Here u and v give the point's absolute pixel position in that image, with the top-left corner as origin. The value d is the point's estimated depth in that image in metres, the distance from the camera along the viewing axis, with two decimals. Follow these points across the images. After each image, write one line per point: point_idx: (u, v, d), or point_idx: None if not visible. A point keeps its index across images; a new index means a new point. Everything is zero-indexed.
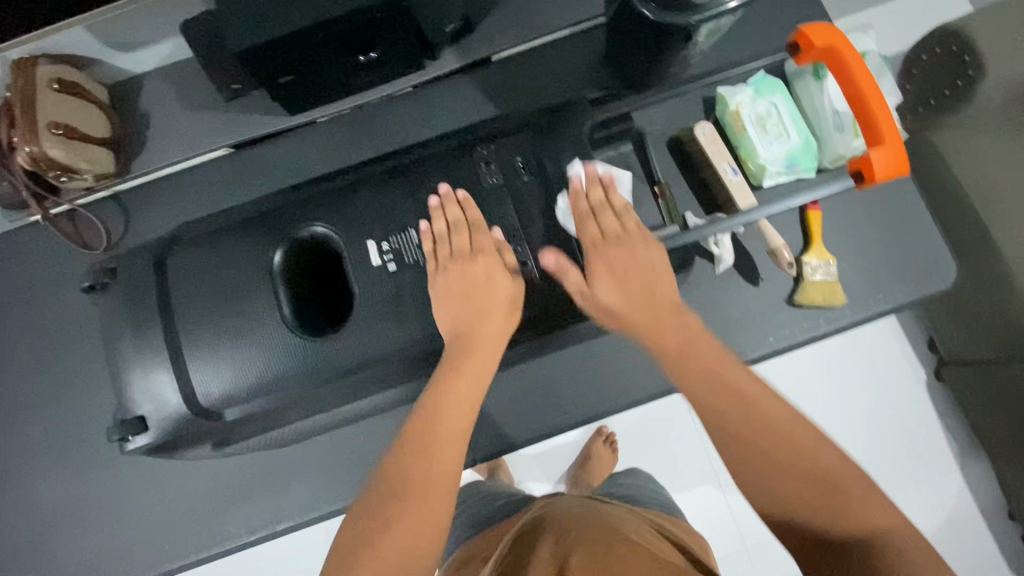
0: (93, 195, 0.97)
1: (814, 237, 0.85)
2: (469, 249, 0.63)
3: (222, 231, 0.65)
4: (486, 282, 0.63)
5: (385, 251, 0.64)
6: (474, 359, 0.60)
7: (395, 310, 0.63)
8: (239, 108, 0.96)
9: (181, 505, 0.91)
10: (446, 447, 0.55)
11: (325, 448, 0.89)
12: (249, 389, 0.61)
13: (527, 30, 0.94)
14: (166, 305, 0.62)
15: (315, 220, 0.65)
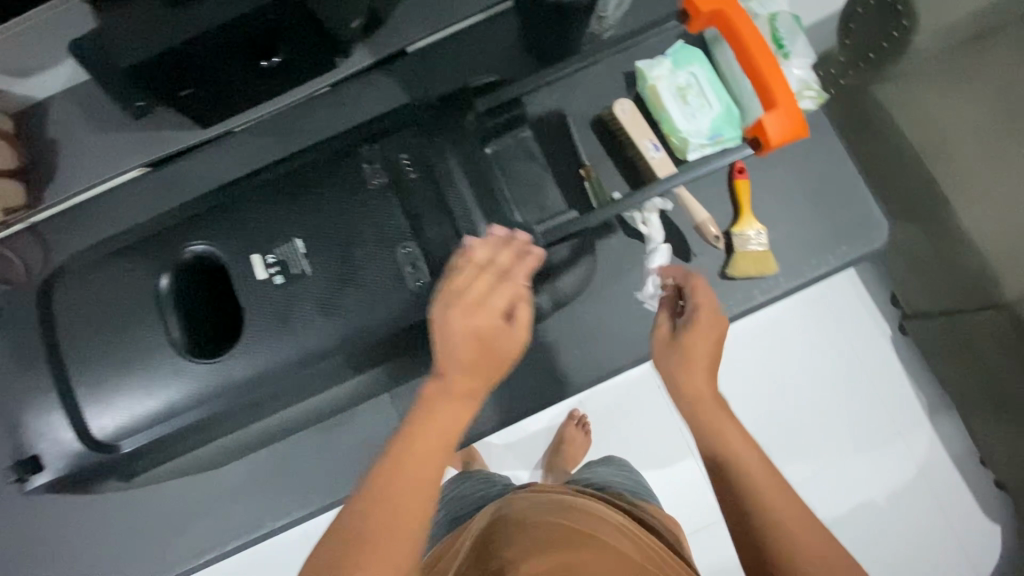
0: (9, 228, 0.94)
1: (743, 208, 0.85)
2: (486, 300, 0.54)
3: (103, 256, 0.61)
4: (490, 340, 0.53)
5: (271, 263, 0.58)
6: (458, 404, 0.54)
7: (286, 324, 0.58)
8: (149, 124, 0.92)
9: (110, 551, 0.84)
10: (412, 500, 0.49)
11: (266, 465, 0.86)
12: (145, 420, 0.58)
13: (437, 18, 0.91)
14: (58, 344, 0.59)
15: (195, 238, 0.61)
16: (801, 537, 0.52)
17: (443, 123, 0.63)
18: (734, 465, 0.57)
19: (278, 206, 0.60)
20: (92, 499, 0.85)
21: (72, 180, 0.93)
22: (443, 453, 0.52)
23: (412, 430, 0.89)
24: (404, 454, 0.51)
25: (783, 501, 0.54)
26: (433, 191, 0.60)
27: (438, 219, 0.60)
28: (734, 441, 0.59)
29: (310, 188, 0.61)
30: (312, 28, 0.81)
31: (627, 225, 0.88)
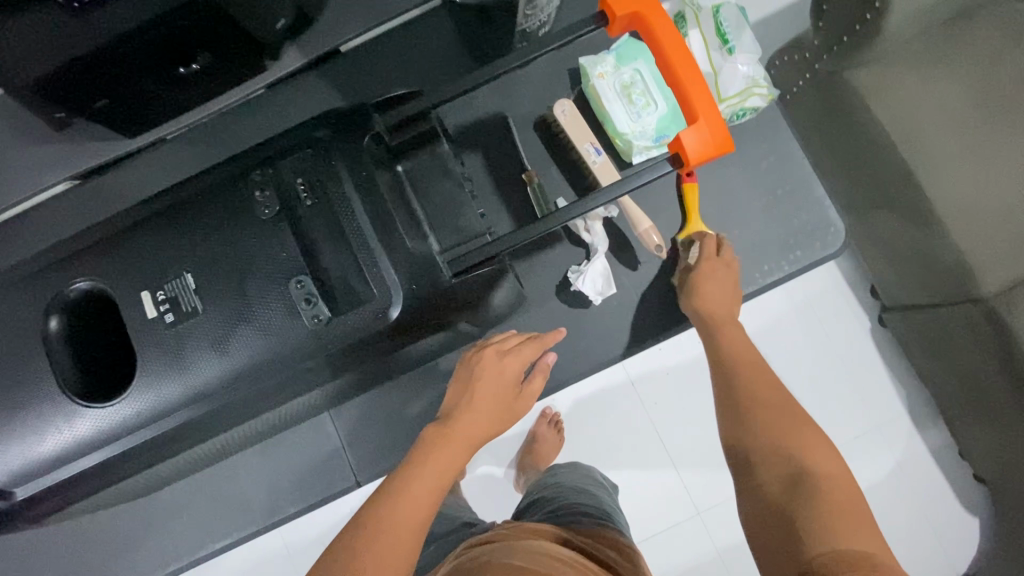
0: None
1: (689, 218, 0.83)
2: (515, 350, 0.68)
3: None
4: (512, 385, 0.67)
5: (161, 300, 0.57)
6: (455, 444, 0.60)
7: (178, 363, 0.56)
8: (73, 135, 0.88)
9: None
10: (408, 519, 0.52)
11: (207, 487, 0.85)
12: (44, 463, 0.56)
13: (369, 16, 0.86)
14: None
15: (78, 274, 0.59)
16: (787, 419, 0.61)
17: (340, 145, 0.60)
18: (743, 370, 0.69)
19: (169, 240, 0.57)
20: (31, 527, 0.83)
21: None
22: (430, 492, 0.55)
23: (355, 448, 0.86)
24: (393, 488, 0.54)
25: (778, 397, 0.64)
26: (328, 216, 0.57)
27: (332, 255, 0.57)
28: (748, 356, 0.71)
29: (198, 218, 0.58)
30: (233, 33, 0.76)
31: (571, 231, 0.85)
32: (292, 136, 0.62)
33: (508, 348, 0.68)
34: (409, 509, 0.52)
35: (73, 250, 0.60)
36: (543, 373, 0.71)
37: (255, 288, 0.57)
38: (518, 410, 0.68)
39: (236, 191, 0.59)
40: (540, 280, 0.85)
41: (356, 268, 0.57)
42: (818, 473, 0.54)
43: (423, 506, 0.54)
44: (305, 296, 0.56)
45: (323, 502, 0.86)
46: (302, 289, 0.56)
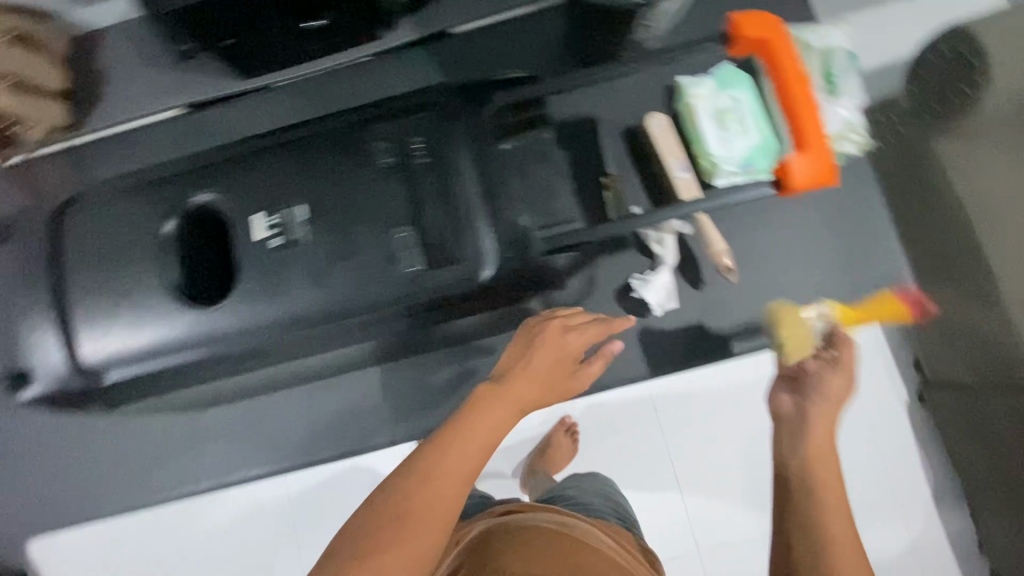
0: (49, 146, 0.95)
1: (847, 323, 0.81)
2: (580, 328, 0.65)
3: (118, 192, 0.62)
4: (569, 361, 0.63)
5: (273, 224, 0.60)
6: (499, 413, 0.56)
7: (274, 286, 0.59)
8: (196, 69, 0.95)
9: (109, 462, 0.91)
10: (437, 503, 0.47)
11: (252, 415, 0.89)
12: (134, 355, 0.60)
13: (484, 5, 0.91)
14: (62, 264, 0.61)
15: (200, 187, 0.62)
16: (863, 555, 0.46)
17: (458, 111, 0.64)
18: (804, 473, 0.53)
19: (290, 170, 0.61)
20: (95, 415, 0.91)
21: (114, 113, 0.96)
22: (465, 475, 0.50)
23: (392, 408, 0.88)
24: (426, 458, 0.50)
25: (847, 518, 0.48)
26: (437, 173, 0.60)
27: (435, 214, 0.59)
28: (824, 460, 0.53)
29: (318, 155, 0.62)
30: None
31: (640, 243, 0.86)
32: (413, 99, 0.65)
33: (573, 325, 0.64)
34: (446, 490, 0.48)
35: (193, 166, 0.63)
36: (605, 359, 0.65)
37: (358, 230, 0.59)
38: (573, 386, 0.64)
39: (354, 138, 0.61)
40: (600, 283, 0.87)
41: (456, 231, 0.58)
42: None
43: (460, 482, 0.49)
44: (405, 245, 0.58)
45: (351, 453, 0.88)
46: (405, 238, 0.58)
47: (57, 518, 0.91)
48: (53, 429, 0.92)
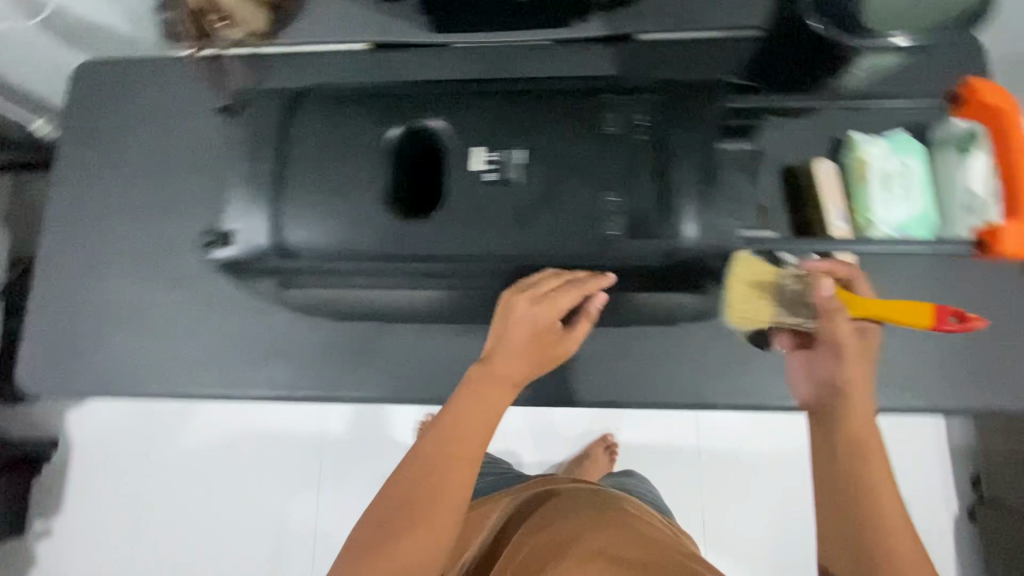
0: (241, 49, 1.01)
1: (882, 310, 0.68)
2: (549, 300, 0.70)
3: (354, 100, 0.70)
4: (547, 333, 0.72)
5: (490, 159, 0.66)
6: (485, 394, 0.68)
7: (479, 214, 0.66)
8: (390, 11, 0.99)
9: (215, 352, 0.94)
10: (451, 477, 0.64)
11: (361, 341, 0.92)
12: (328, 246, 0.67)
13: (677, 19, 0.94)
14: (290, 151, 0.69)
15: (433, 113, 0.69)
16: (864, 498, 0.61)
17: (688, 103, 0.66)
18: (820, 441, 0.66)
19: (519, 115, 0.67)
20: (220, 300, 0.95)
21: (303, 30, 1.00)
22: (463, 456, 0.65)
23: None
24: (424, 454, 0.65)
25: (849, 469, 0.63)
26: (656, 155, 0.64)
27: (641, 190, 0.64)
28: (868, 435, 0.64)
29: (548, 109, 0.67)
30: None
31: None
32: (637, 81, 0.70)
33: (548, 301, 0.70)
34: (444, 488, 0.63)
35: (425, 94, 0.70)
36: (588, 317, 0.74)
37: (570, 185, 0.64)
38: (562, 347, 0.74)
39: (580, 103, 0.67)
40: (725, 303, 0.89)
41: (659, 210, 0.63)
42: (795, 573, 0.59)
43: (461, 457, 0.65)
44: (609, 210, 0.63)
45: (448, 402, 0.91)
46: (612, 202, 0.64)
47: (151, 387, 0.94)
48: (170, 308, 0.95)
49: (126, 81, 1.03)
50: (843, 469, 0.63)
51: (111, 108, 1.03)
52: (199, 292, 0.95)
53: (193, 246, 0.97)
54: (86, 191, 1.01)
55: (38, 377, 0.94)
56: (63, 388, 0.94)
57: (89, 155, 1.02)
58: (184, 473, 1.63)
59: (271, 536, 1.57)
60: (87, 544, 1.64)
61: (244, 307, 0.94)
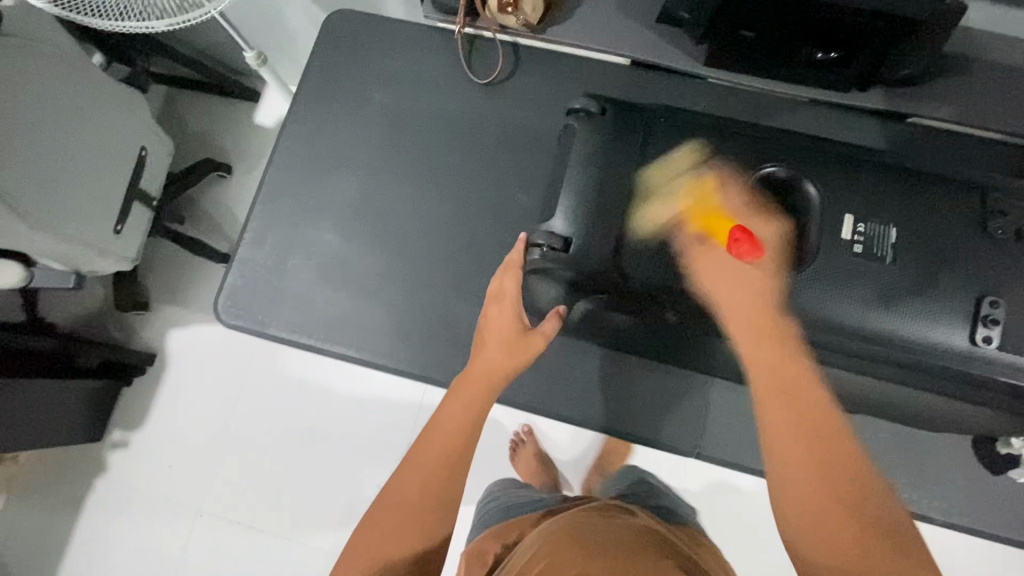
0: (502, 34, 1.00)
1: (710, 263, 0.60)
2: (502, 293, 0.74)
3: (702, 137, 0.70)
4: (519, 332, 0.73)
5: (858, 231, 0.61)
6: (474, 394, 0.68)
7: (840, 284, 0.60)
8: (663, 33, 0.97)
9: (417, 331, 0.91)
10: (427, 462, 0.61)
11: (566, 354, 0.92)
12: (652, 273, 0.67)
13: (964, 111, 0.91)
14: (647, 172, 0.69)
15: (807, 175, 0.65)
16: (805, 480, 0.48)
17: None
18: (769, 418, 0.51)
19: (897, 194, 0.63)
20: (431, 280, 0.93)
21: (570, 30, 0.97)
22: (443, 447, 0.62)
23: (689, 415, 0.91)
24: (411, 454, 0.63)
25: (840, 464, 0.48)
26: None
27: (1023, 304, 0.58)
28: (768, 386, 0.52)
29: (929, 196, 0.63)
30: (889, 51, 0.84)
31: None
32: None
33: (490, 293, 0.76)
34: (416, 478, 0.61)
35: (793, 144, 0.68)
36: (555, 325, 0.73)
37: (945, 281, 0.59)
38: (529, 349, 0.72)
39: (971, 196, 0.62)
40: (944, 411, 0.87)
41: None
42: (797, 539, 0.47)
43: (453, 475, 0.61)
44: (988, 318, 0.58)
45: (637, 438, 0.91)
46: (989, 311, 0.58)
47: (345, 349, 0.91)
48: (382, 274, 0.94)
49: (378, 40, 1.03)
50: (804, 430, 0.49)
51: (358, 62, 1.02)
52: (416, 265, 0.94)
53: (416, 219, 0.95)
54: (317, 136, 1.00)
55: (237, 310, 0.93)
56: (261, 328, 0.92)
57: (326, 103, 1.01)
58: (272, 418, 1.63)
59: (345, 505, 1.57)
60: (160, 464, 1.63)
61: (456, 293, 0.92)
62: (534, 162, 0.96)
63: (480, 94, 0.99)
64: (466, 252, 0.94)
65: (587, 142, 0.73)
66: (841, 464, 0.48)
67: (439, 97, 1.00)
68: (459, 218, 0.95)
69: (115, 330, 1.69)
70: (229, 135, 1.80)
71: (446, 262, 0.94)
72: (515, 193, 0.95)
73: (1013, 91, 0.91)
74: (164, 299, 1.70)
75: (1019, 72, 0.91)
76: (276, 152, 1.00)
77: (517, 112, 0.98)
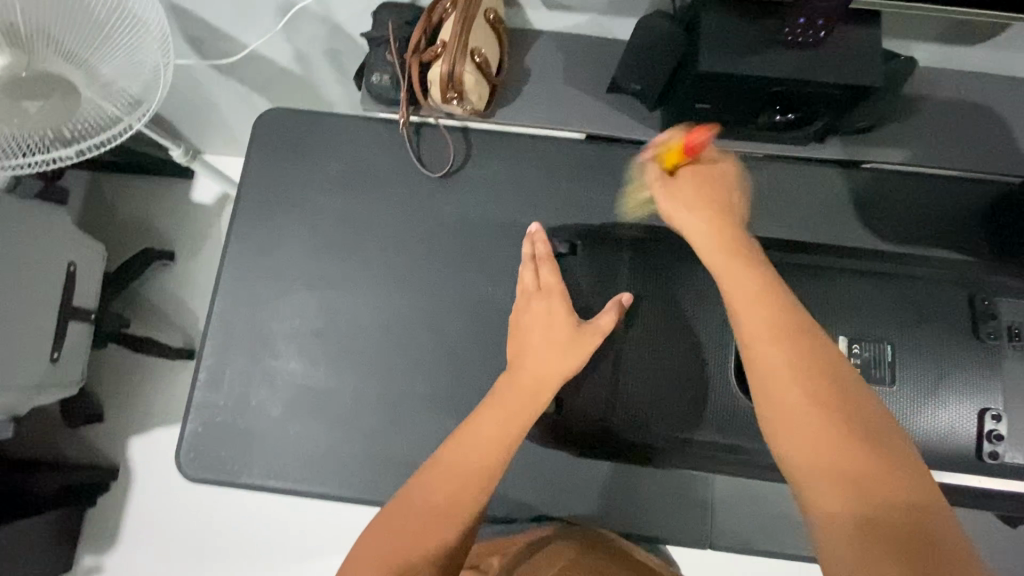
0: (449, 119, 0.94)
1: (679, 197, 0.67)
2: (548, 288, 0.72)
3: None
4: (570, 322, 0.70)
5: (853, 354, 0.64)
6: (512, 411, 0.65)
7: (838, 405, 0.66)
8: (616, 102, 0.93)
9: (402, 456, 0.86)
10: (444, 480, 0.61)
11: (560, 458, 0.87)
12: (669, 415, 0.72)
13: (923, 153, 0.91)
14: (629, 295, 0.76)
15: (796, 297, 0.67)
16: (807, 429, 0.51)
17: None
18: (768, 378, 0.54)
19: (870, 304, 0.66)
20: (412, 399, 0.87)
21: (520, 111, 0.93)
22: (463, 479, 0.61)
23: (698, 506, 0.88)
24: (435, 469, 0.62)
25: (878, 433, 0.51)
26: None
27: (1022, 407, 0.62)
28: (780, 358, 0.54)
29: (899, 299, 0.66)
30: (847, 110, 0.83)
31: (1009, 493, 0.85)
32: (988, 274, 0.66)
33: (530, 286, 0.74)
34: (432, 502, 0.60)
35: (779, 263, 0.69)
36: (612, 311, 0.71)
37: (951, 388, 0.63)
38: (582, 347, 0.68)
39: (962, 297, 0.66)
40: None
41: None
42: (829, 503, 0.49)
43: (472, 506, 0.60)
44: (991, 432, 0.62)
45: (646, 537, 0.87)
46: (993, 425, 0.62)
47: (327, 487, 0.85)
48: (355, 397, 0.87)
49: (315, 138, 0.95)
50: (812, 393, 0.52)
51: (298, 166, 0.95)
52: (391, 383, 0.88)
53: (384, 333, 0.89)
54: (264, 253, 0.92)
55: (204, 463, 0.85)
56: (232, 478, 0.85)
57: (268, 214, 0.93)
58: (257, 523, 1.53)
59: None
60: None
61: (438, 409, 0.87)
62: (500, 257, 0.91)
63: (434, 187, 0.94)
64: (444, 363, 0.88)
65: (574, 280, 0.79)
66: (854, 412, 0.51)
67: (390, 195, 0.94)
68: (430, 326, 0.89)
69: (69, 448, 1.56)
70: (164, 219, 1.67)
71: (422, 376, 0.88)
72: (486, 291, 0.90)
73: (966, 127, 0.91)
74: (118, 407, 1.58)
75: (968, 108, 0.91)
76: (222, 275, 0.92)
77: (476, 204, 0.93)
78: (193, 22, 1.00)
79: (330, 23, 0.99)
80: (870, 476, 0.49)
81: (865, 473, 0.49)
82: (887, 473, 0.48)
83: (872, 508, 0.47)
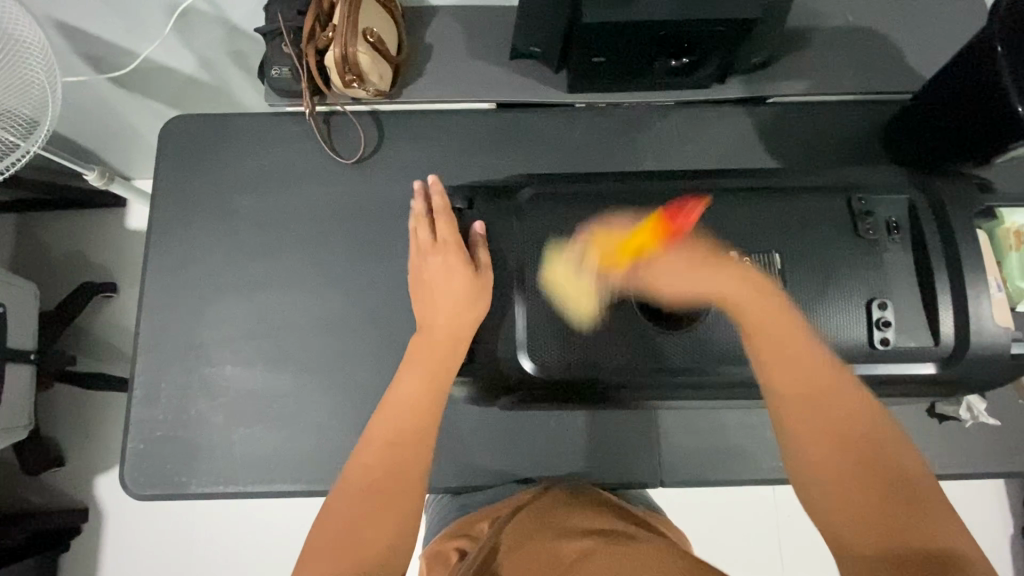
0: (357, 105, 0.94)
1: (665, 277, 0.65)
2: (443, 242, 0.74)
3: (581, 198, 0.75)
4: (463, 268, 0.72)
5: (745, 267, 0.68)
6: (431, 368, 0.68)
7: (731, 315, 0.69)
8: (519, 68, 0.94)
9: (352, 443, 0.86)
10: (382, 445, 0.64)
11: (509, 422, 0.89)
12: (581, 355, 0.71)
13: (818, 80, 0.94)
14: (529, 241, 0.73)
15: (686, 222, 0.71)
16: (834, 481, 0.51)
17: (913, 199, 0.69)
18: (790, 417, 0.55)
19: (754, 219, 0.70)
20: (355, 385, 0.87)
21: (425, 88, 0.93)
22: (397, 437, 0.64)
23: (648, 451, 0.89)
24: (374, 440, 0.64)
25: (894, 452, 0.52)
26: (909, 260, 0.68)
27: (907, 295, 0.67)
28: (783, 364, 0.57)
29: (779, 209, 0.70)
30: (737, 46, 0.85)
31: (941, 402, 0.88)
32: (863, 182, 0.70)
33: (426, 243, 0.76)
34: (374, 468, 0.62)
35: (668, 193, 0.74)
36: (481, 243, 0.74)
37: (840, 289, 0.67)
38: (481, 288, 0.72)
39: (841, 202, 0.69)
40: None
41: (928, 324, 0.66)
42: (826, 494, 0.51)
43: (410, 462, 0.63)
44: (882, 321, 0.66)
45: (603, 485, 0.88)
46: (881, 313, 0.66)
47: (280, 485, 0.85)
48: (298, 393, 0.87)
49: (223, 141, 0.94)
50: (840, 443, 0.53)
51: (209, 171, 0.93)
52: (332, 373, 0.88)
53: (317, 325, 0.89)
54: (185, 263, 0.91)
55: (152, 479, 0.84)
56: (182, 489, 0.84)
57: (187, 224, 0.92)
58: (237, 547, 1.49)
59: None
60: None
61: (382, 393, 0.87)
62: None
63: (351, 174, 0.94)
64: (382, 346, 0.88)
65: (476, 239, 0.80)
66: (860, 412, 0.54)
67: (307, 187, 0.93)
68: (363, 312, 0.89)
69: (33, 496, 1.51)
70: (100, 252, 1.63)
71: (362, 362, 0.88)
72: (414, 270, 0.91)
73: (854, 51, 0.94)
74: (78, 447, 1.53)
75: (855, 32, 0.94)
76: (145, 291, 0.91)
77: (394, 185, 0.93)
78: (84, 39, 0.97)
79: (225, 23, 0.98)
80: (894, 478, 0.50)
81: (879, 467, 0.51)
82: (898, 455, 0.52)
83: (887, 491, 0.49)
